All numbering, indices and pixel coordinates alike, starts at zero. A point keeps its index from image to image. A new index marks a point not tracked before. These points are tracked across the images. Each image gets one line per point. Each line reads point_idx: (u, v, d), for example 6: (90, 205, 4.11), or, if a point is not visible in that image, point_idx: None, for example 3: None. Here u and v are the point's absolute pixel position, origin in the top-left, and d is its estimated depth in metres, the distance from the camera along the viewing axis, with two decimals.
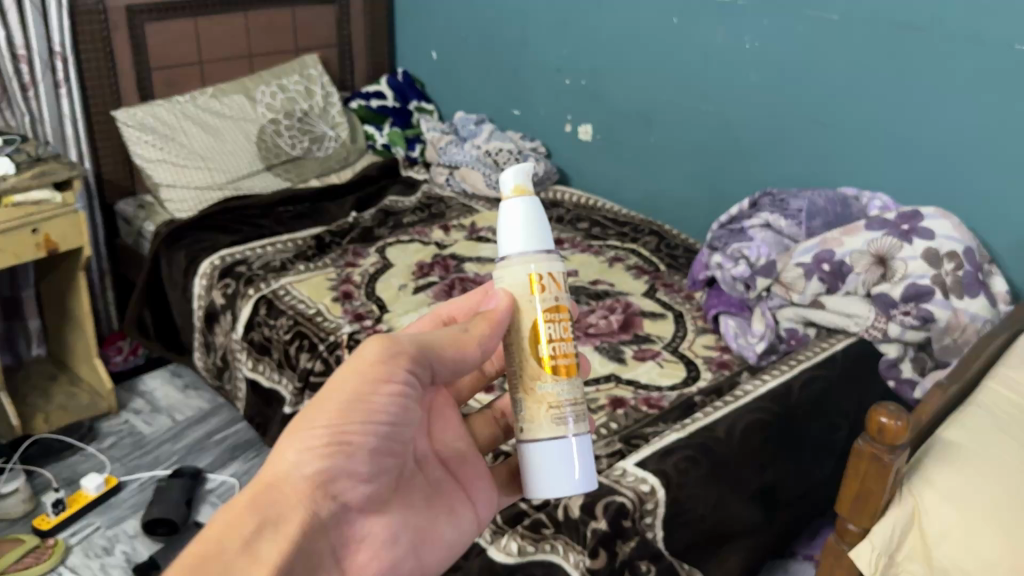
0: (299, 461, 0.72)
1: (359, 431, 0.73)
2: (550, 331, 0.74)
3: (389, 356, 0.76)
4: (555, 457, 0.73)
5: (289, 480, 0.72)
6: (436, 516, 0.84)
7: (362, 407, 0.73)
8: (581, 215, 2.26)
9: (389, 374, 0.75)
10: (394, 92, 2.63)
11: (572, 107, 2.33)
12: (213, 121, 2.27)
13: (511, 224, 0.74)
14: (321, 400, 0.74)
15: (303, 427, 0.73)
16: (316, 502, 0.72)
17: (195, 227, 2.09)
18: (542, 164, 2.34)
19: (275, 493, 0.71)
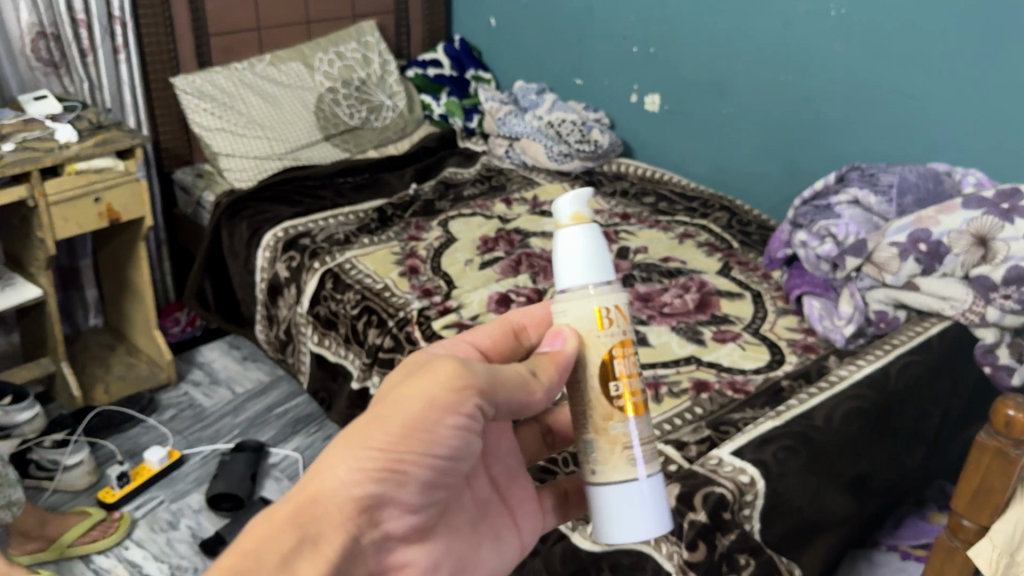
0: (348, 482, 0.64)
1: (416, 460, 0.65)
2: (619, 367, 0.69)
3: (458, 386, 0.66)
4: (636, 501, 0.67)
5: (334, 502, 0.63)
6: (477, 542, 0.77)
7: (423, 438, 0.65)
8: (647, 188, 2.19)
9: (457, 408, 0.66)
10: (451, 61, 2.56)
11: (639, 77, 2.24)
12: (272, 88, 2.22)
13: (562, 258, 0.69)
14: (379, 419, 0.65)
15: (354, 444, 0.64)
16: (360, 526, 0.65)
17: (255, 198, 2.05)
18: (606, 136, 2.26)
19: (317, 510, 0.63)
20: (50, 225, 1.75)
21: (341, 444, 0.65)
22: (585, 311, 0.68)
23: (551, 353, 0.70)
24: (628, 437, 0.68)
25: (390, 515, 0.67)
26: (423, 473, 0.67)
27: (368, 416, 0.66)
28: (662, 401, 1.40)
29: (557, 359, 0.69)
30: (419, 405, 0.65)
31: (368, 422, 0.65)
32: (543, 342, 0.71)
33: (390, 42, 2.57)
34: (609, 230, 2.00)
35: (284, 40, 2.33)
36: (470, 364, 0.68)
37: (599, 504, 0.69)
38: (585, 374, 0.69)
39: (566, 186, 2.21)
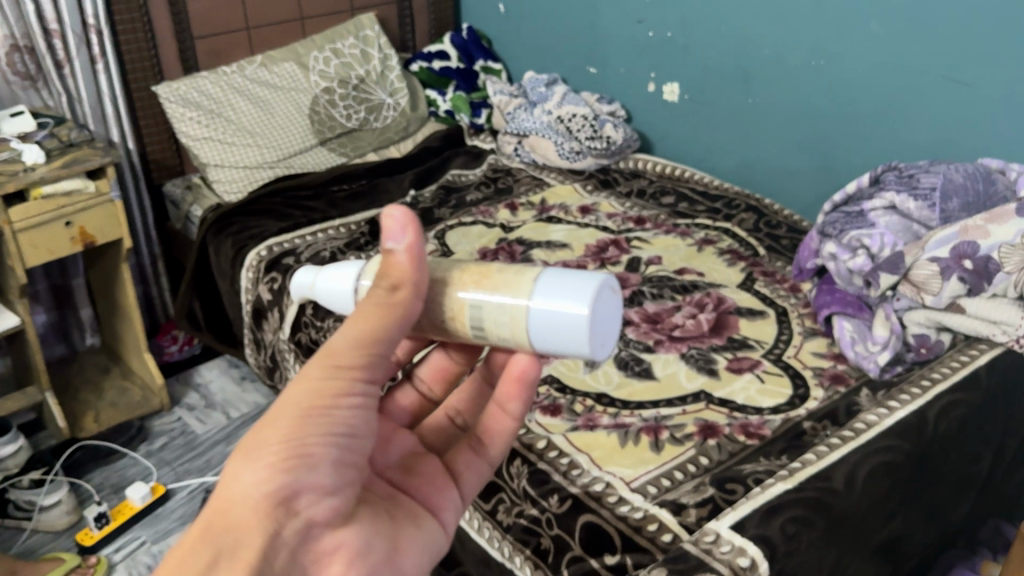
0: (252, 486, 0.59)
1: (320, 444, 0.61)
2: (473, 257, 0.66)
3: (342, 364, 0.61)
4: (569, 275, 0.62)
5: (238, 508, 0.60)
6: (400, 522, 0.71)
7: (319, 423, 0.60)
8: (667, 186, 2.00)
9: (347, 386, 0.61)
10: (458, 52, 2.38)
11: (656, 64, 2.04)
12: (262, 92, 2.09)
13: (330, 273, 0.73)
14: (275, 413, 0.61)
15: (251, 444, 0.60)
16: (277, 522, 0.61)
17: (242, 211, 1.92)
18: (621, 130, 2.07)
19: (224, 524, 0.60)
20: (19, 253, 1.65)
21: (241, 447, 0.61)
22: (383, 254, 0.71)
23: (404, 244, 0.60)
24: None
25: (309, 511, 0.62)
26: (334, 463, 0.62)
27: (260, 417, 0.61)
28: (662, 449, 1.24)
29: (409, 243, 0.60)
30: (308, 390, 0.61)
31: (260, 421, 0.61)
32: (385, 241, 0.60)
33: (393, 34, 2.41)
34: (621, 238, 1.82)
35: (276, 38, 2.19)
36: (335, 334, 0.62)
37: (552, 280, 0.62)
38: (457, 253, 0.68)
39: (577, 188, 2.04)
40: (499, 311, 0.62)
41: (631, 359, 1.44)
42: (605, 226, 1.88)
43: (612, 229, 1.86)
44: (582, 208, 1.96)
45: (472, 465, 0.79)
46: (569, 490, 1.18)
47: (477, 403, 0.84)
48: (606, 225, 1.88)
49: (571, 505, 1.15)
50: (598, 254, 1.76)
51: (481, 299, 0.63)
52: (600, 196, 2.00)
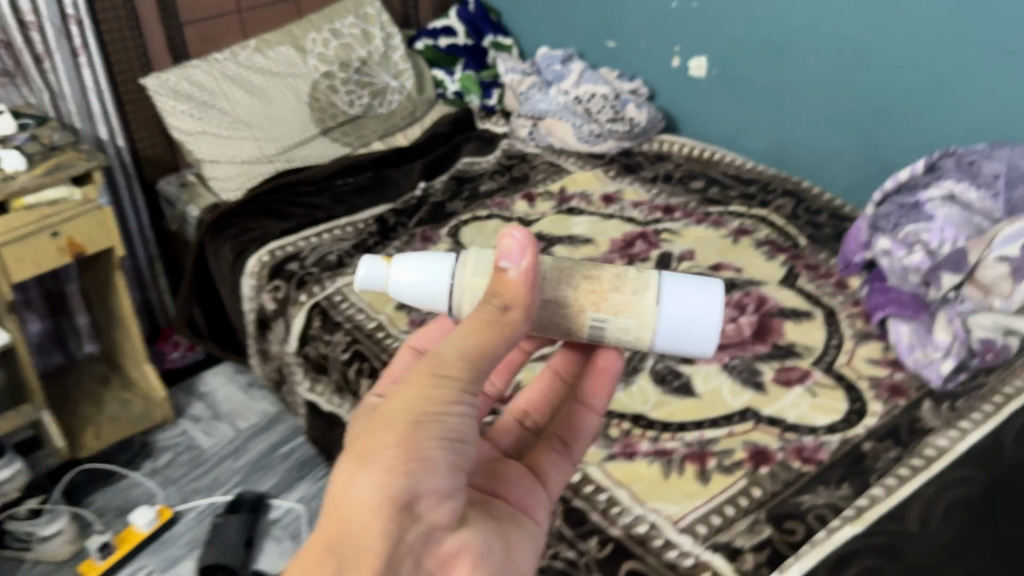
0: (370, 497, 0.56)
1: (436, 449, 0.58)
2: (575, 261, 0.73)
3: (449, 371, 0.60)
4: (684, 279, 0.72)
5: (357, 521, 0.56)
6: (508, 526, 0.70)
7: (433, 427, 0.58)
8: (696, 171, 1.86)
9: (455, 393, 0.59)
10: (465, 27, 2.23)
11: (681, 36, 1.88)
12: (258, 80, 1.95)
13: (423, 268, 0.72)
14: (387, 417, 0.58)
15: (364, 455, 0.57)
16: (400, 532, 0.57)
17: (241, 212, 1.79)
18: (644, 110, 1.92)
19: (343, 540, 0.56)
20: (3, 268, 1.53)
21: (351, 454, 0.58)
22: (484, 257, 0.72)
23: (518, 266, 0.61)
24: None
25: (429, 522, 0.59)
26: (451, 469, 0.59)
27: (369, 425, 0.58)
28: (710, 481, 1.12)
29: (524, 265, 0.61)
30: (417, 394, 0.58)
31: (369, 428, 0.58)
32: (500, 260, 0.61)
33: (396, 10, 2.25)
34: (648, 230, 1.69)
35: (270, 20, 2.04)
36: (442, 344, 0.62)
37: (675, 279, 0.72)
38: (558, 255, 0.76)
39: (599, 174, 1.90)
40: (627, 303, 0.71)
41: (668, 373, 1.31)
42: (630, 217, 1.75)
43: (638, 221, 1.73)
44: (605, 197, 1.82)
45: (556, 463, 0.82)
46: (610, 532, 1.06)
47: (544, 403, 0.88)
48: (632, 216, 1.75)
49: (612, 549, 1.04)
50: (625, 250, 1.63)
51: (602, 317, 0.71)
52: (624, 183, 1.87)
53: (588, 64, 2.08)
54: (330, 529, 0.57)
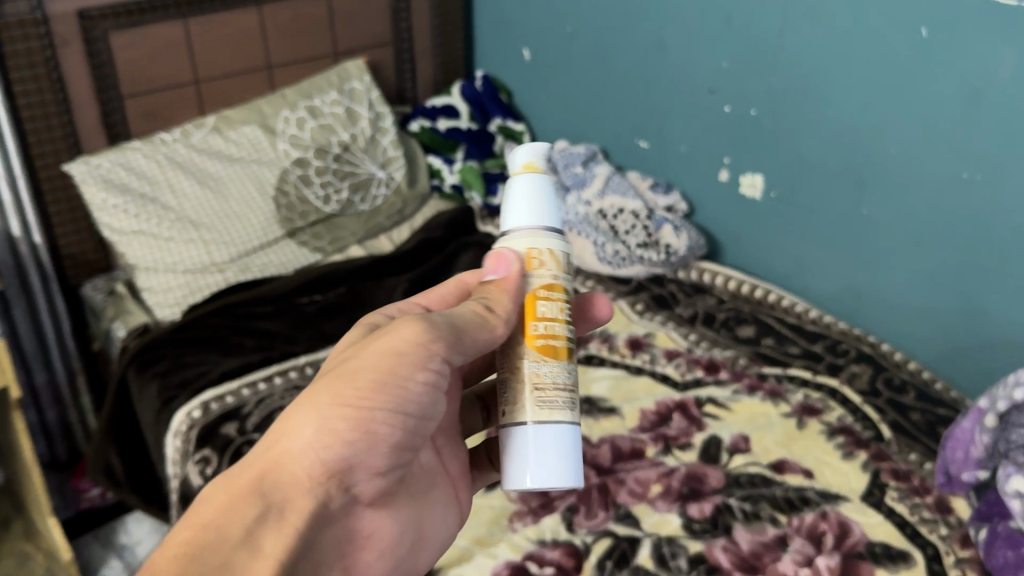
0: (317, 451, 0.69)
1: (383, 426, 0.70)
2: (546, 309, 0.71)
3: (430, 334, 0.70)
4: (542, 441, 0.67)
5: (300, 464, 0.69)
6: (427, 514, 0.81)
7: (393, 396, 0.69)
8: (744, 313, 1.51)
9: (425, 359, 0.70)
10: (470, 107, 1.89)
11: (731, 146, 1.54)
12: (214, 167, 1.60)
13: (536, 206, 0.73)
14: (352, 380, 0.69)
15: (319, 405, 0.69)
16: (328, 493, 0.70)
17: (174, 340, 1.42)
18: (684, 235, 1.56)
19: (278, 478, 0.68)
20: None
21: (311, 410, 0.69)
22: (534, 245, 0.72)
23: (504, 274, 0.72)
24: (535, 378, 0.68)
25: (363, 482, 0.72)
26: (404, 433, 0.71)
27: (330, 387, 0.70)
28: None
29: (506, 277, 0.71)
30: (385, 357, 0.69)
31: (333, 387, 0.69)
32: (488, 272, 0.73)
33: (388, 82, 1.91)
34: (688, 399, 1.33)
35: (237, 92, 1.70)
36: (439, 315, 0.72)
37: (534, 436, 0.67)
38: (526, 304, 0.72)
39: (623, 306, 1.55)
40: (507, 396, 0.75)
41: None
42: (664, 374, 1.39)
43: (675, 381, 1.37)
44: (631, 342, 1.46)
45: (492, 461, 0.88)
46: None
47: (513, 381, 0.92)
48: (666, 372, 1.39)
49: None
50: (657, 429, 1.27)
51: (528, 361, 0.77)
52: (654, 321, 1.51)
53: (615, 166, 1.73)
54: (268, 470, 0.69)
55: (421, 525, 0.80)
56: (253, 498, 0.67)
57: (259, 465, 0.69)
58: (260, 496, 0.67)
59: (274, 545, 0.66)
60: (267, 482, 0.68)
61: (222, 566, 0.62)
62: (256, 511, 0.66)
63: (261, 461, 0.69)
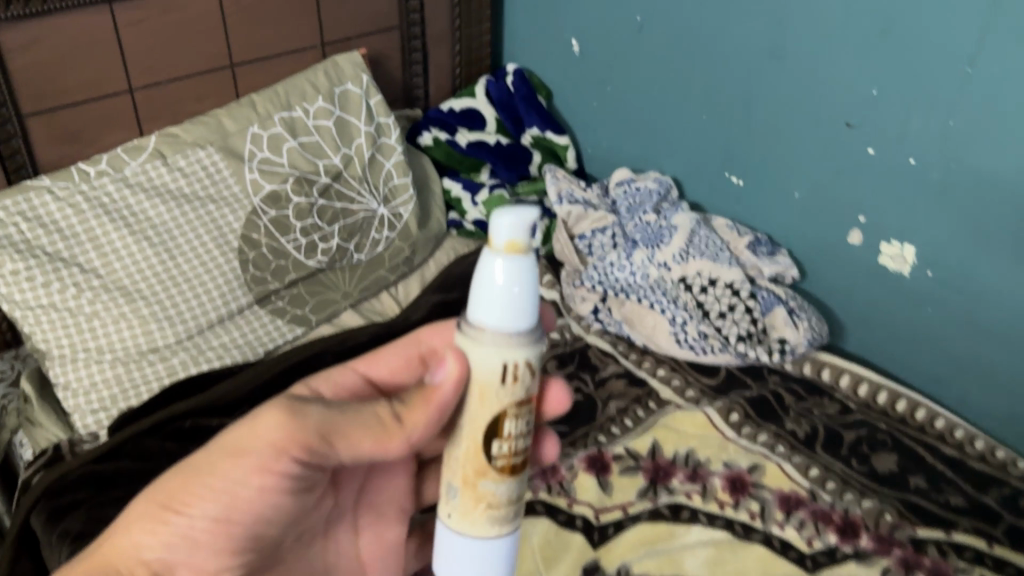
0: (138, 550, 0.60)
1: (205, 525, 0.60)
2: (507, 428, 0.56)
3: (284, 441, 0.57)
4: (472, 561, 0.58)
5: (129, 560, 0.60)
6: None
7: (211, 495, 0.59)
8: (879, 435, 1.12)
9: (271, 468, 0.58)
10: (499, 113, 1.47)
11: (867, 201, 1.12)
12: (156, 212, 1.17)
13: (519, 296, 0.53)
14: (192, 474, 0.60)
15: (150, 510, 0.61)
16: None
17: (96, 474, 1.01)
18: (802, 321, 1.13)
19: (102, 568, 0.60)
20: None
21: (136, 514, 0.61)
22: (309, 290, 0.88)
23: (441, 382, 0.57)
24: (486, 500, 0.57)
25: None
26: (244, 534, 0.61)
27: (161, 489, 0.61)
28: None
29: (441, 387, 0.57)
30: (224, 454, 0.59)
31: (162, 485, 0.61)
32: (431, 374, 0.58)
33: (391, 77, 1.46)
34: None
35: (188, 100, 1.25)
36: (311, 404, 0.59)
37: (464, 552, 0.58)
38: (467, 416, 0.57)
39: (712, 415, 1.15)
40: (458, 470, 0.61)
41: None
42: (783, 539, 1.00)
43: (800, 553, 0.98)
44: (730, 481, 1.06)
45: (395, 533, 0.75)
46: None
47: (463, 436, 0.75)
48: (787, 538, 1.00)
49: None
50: None
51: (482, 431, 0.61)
52: (758, 443, 1.11)
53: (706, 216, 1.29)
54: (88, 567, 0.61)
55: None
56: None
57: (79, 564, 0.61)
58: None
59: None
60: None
61: None
62: None
63: (84, 557, 0.62)
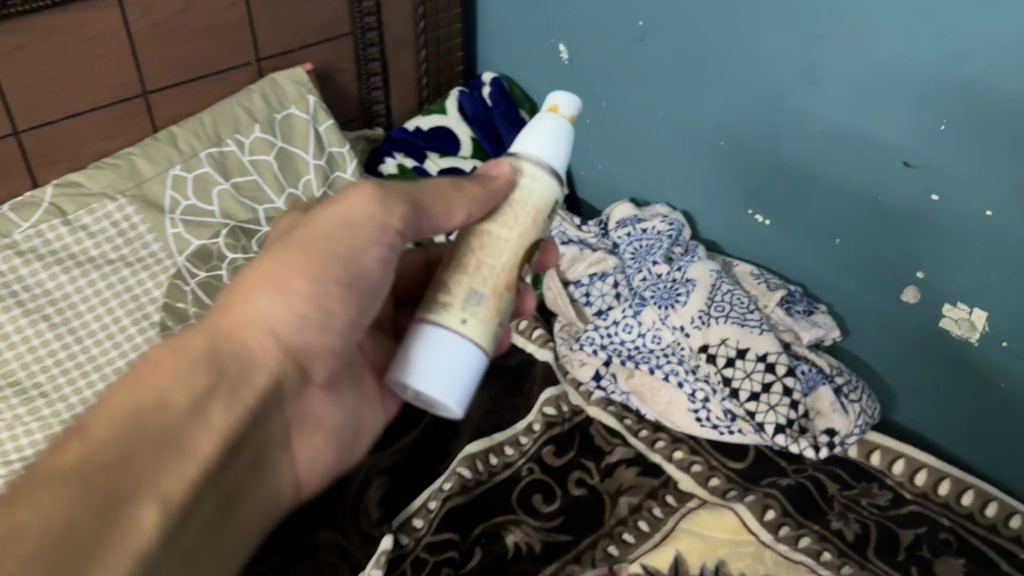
0: (266, 324, 0.49)
1: (333, 297, 0.51)
2: (526, 255, 0.55)
3: (382, 218, 0.52)
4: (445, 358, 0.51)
5: (253, 334, 0.49)
6: (360, 403, 0.62)
7: (339, 272, 0.51)
8: (941, 535, 0.93)
9: (381, 236, 0.52)
10: (477, 132, 1.24)
11: (926, 255, 0.92)
12: (55, 283, 0.92)
13: (559, 138, 0.56)
14: (275, 264, 0.50)
15: (254, 285, 0.49)
16: (284, 373, 0.51)
17: None
18: (851, 402, 0.94)
19: (232, 342, 0.48)
20: None
21: (246, 279, 0.50)
22: None
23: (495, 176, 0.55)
24: (481, 270, 0.53)
25: (295, 390, 0.53)
26: (350, 319, 0.53)
27: (237, 285, 0.50)
28: None
29: (495, 186, 0.54)
30: (318, 236, 0.51)
31: (238, 280, 0.50)
32: (479, 168, 0.56)
33: (344, 93, 1.24)
34: None
35: (92, 137, 1.01)
36: (387, 181, 0.54)
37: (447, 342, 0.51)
38: (507, 223, 0.54)
39: (745, 515, 0.95)
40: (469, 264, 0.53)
41: None
42: None
43: None
44: None
45: None
46: None
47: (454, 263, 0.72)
48: None
49: None
50: None
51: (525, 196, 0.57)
52: (799, 549, 0.92)
53: (729, 263, 1.10)
54: (118, 392, 0.44)
55: (356, 421, 0.61)
56: (103, 447, 0.41)
57: (69, 438, 0.41)
58: (79, 461, 0.40)
59: (181, 476, 0.42)
60: (68, 464, 0.39)
61: (169, 447, 0.42)
62: (207, 380, 0.45)
63: (88, 414, 0.43)
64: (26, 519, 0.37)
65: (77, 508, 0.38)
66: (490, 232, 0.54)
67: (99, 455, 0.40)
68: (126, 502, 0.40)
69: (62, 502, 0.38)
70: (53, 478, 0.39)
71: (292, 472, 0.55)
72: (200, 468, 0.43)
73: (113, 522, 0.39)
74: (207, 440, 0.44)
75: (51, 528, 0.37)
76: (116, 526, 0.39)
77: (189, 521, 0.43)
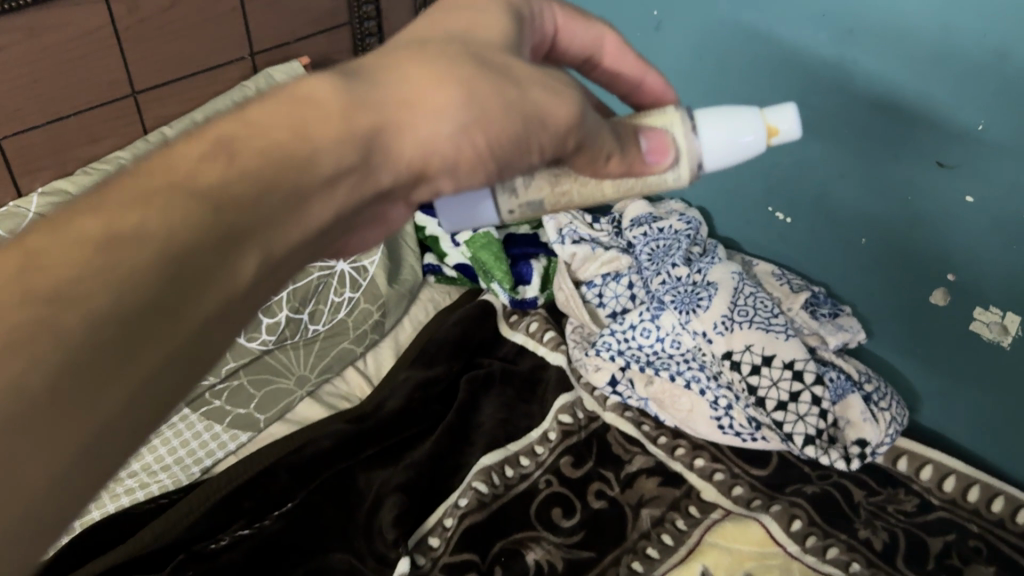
0: (422, 149, 0.42)
1: (484, 161, 0.45)
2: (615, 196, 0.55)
3: (561, 132, 0.46)
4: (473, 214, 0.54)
5: (404, 153, 0.42)
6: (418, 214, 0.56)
7: (503, 149, 0.45)
8: (970, 542, 0.90)
9: (546, 146, 0.47)
10: None
11: (958, 257, 0.89)
12: None
13: (732, 154, 0.52)
14: (470, 95, 0.42)
15: (445, 105, 0.42)
16: (400, 185, 0.45)
17: None
18: (881, 409, 0.92)
19: (392, 132, 0.41)
20: None
21: (434, 74, 0.42)
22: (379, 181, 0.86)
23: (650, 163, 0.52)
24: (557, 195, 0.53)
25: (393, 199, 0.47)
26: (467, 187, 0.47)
27: (404, 84, 0.41)
28: None
29: (642, 171, 0.52)
30: (513, 112, 0.43)
31: (403, 83, 0.42)
32: (644, 137, 0.51)
33: None
34: None
35: (81, 142, 0.95)
36: (589, 105, 0.47)
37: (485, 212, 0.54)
38: (613, 186, 0.53)
39: (772, 526, 0.91)
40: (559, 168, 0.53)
41: None
42: None
43: None
44: None
45: None
46: None
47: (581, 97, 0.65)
48: None
49: None
50: None
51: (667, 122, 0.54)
52: (828, 561, 0.88)
53: (746, 263, 1.07)
54: (220, 143, 0.37)
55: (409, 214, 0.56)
56: (249, 180, 0.36)
57: (139, 183, 0.34)
58: (151, 223, 0.33)
59: (286, 236, 0.38)
60: (135, 223, 0.33)
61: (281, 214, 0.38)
62: (349, 160, 0.40)
63: (173, 153, 0.36)
64: (67, 299, 0.30)
65: (132, 272, 0.31)
66: (601, 180, 0.53)
67: (182, 229, 0.33)
68: (185, 299, 0.33)
69: (119, 259, 0.31)
70: (115, 235, 0.32)
71: (349, 252, 0.50)
72: (258, 272, 0.37)
73: (164, 318, 0.32)
74: (282, 241, 0.38)
75: (116, 299, 0.30)
76: (180, 316, 0.32)
77: (233, 337, 0.36)
